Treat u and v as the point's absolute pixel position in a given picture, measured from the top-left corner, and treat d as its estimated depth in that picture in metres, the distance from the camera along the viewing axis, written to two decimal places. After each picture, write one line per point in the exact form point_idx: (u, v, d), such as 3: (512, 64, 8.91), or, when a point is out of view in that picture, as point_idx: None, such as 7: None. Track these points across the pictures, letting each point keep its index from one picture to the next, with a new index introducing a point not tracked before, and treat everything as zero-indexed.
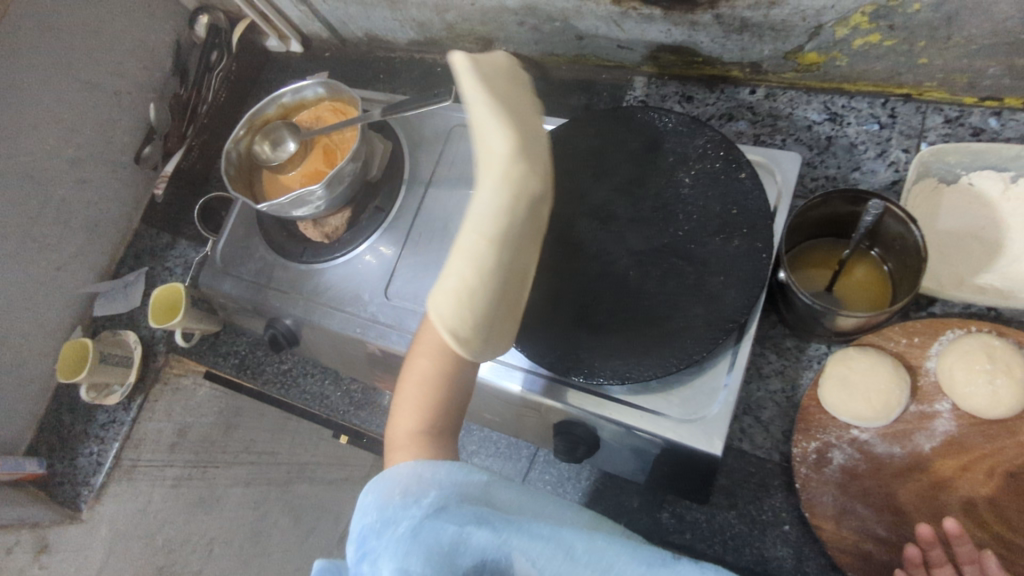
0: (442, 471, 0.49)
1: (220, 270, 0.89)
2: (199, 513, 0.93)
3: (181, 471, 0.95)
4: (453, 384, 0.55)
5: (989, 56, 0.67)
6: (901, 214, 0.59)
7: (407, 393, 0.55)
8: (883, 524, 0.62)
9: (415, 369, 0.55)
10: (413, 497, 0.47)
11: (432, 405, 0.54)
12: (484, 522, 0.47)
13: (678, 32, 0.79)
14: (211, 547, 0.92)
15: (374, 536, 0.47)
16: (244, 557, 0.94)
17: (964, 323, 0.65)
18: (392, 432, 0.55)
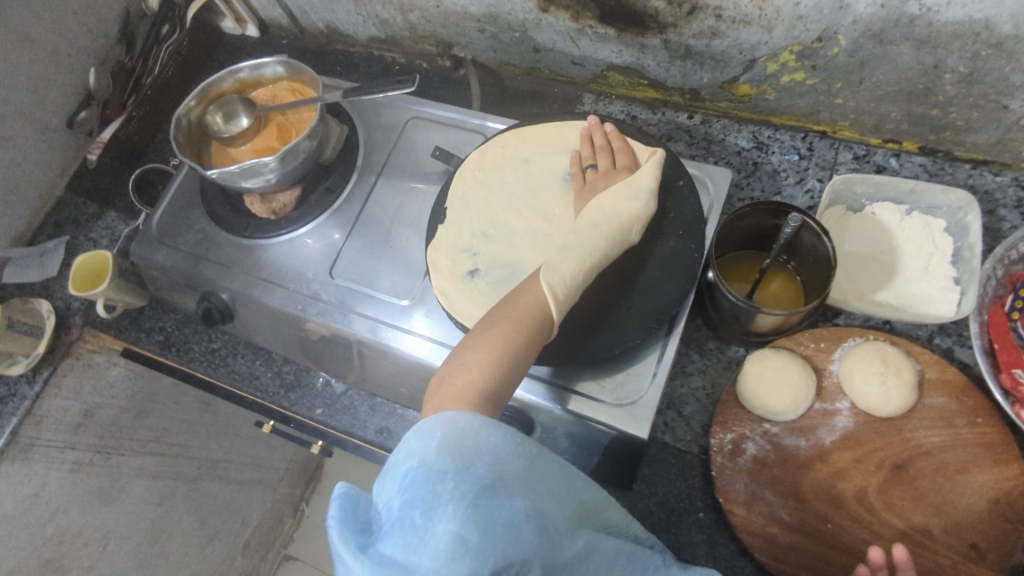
0: (497, 436, 0.49)
1: (155, 239, 0.86)
2: (100, 504, 0.88)
3: (82, 455, 0.87)
4: (520, 360, 0.57)
5: (892, 102, 0.77)
6: (816, 227, 0.66)
7: (482, 349, 0.56)
8: (787, 510, 0.67)
9: (496, 329, 0.57)
10: (471, 459, 0.48)
11: (502, 370, 0.55)
12: (528, 510, 0.49)
13: (628, 53, 0.85)
14: (105, 543, 0.87)
15: (428, 488, 0.46)
16: (140, 557, 0.89)
17: (863, 333, 0.72)
18: (452, 380, 0.55)
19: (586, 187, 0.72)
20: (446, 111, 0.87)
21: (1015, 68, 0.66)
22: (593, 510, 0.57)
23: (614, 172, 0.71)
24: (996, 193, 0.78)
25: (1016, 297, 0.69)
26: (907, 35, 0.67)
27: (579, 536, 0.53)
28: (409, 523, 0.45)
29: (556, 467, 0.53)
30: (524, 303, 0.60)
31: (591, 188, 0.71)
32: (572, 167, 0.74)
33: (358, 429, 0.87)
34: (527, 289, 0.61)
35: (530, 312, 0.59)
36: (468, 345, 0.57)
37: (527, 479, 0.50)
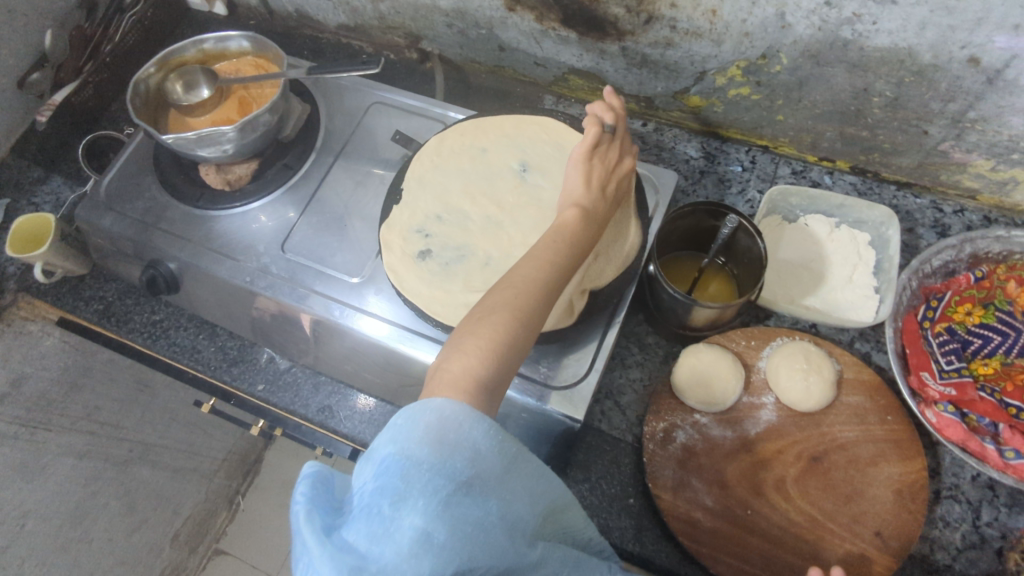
0: (481, 429, 0.44)
1: (102, 204, 0.85)
2: (19, 479, 0.85)
3: (7, 428, 0.84)
4: (518, 349, 0.52)
5: (827, 122, 0.82)
6: (750, 229, 0.70)
7: (480, 334, 0.51)
8: (711, 495, 0.70)
9: (490, 314, 0.52)
10: (453, 452, 0.43)
11: (502, 359, 0.51)
12: (500, 512, 0.44)
13: (589, 58, 0.89)
14: (24, 521, 0.86)
15: (401, 478, 0.41)
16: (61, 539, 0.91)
17: (790, 333, 0.77)
18: (447, 369, 0.49)
19: (598, 150, 0.65)
20: (408, 98, 0.89)
21: (935, 95, 0.72)
22: (554, 511, 0.52)
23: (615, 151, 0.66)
24: (916, 213, 0.85)
25: (928, 307, 0.76)
26: (841, 58, 0.72)
27: (537, 543, 0.49)
28: (376, 512, 0.41)
29: (533, 463, 0.48)
30: (523, 287, 0.55)
31: (602, 159, 0.65)
32: (591, 118, 0.64)
33: (300, 407, 0.86)
34: (525, 274, 0.56)
35: (525, 294, 0.54)
36: (463, 333, 0.52)
37: (505, 479, 0.45)
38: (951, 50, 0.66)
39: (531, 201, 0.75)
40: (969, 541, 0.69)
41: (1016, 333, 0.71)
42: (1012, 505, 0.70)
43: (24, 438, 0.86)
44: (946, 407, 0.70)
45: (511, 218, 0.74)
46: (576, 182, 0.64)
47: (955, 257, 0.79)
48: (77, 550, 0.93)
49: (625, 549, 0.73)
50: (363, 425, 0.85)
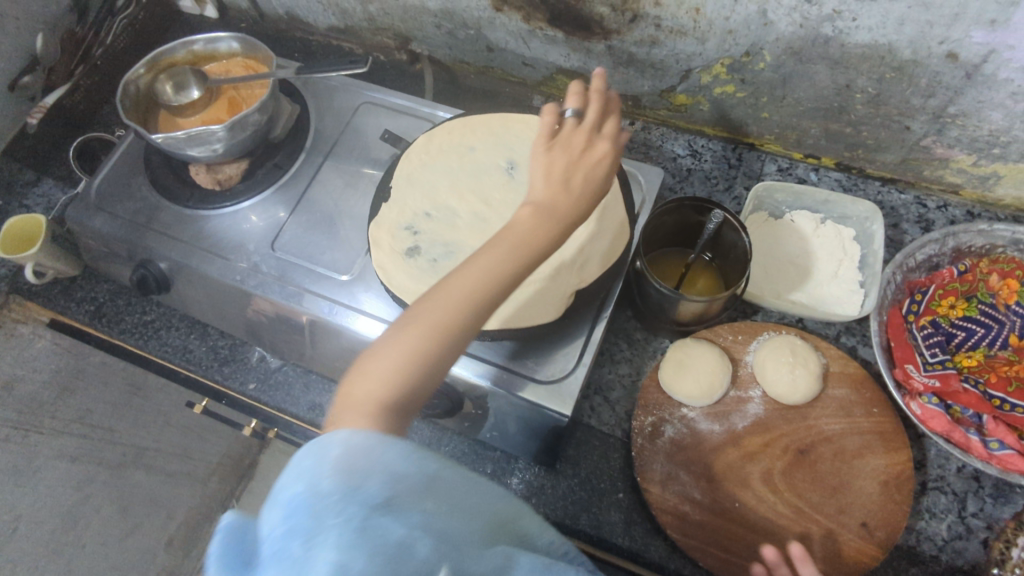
0: (392, 453, 0.42)
1: (93, 205, 0.85)
2: (10, 483, 0.81)
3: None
4: (435, 367, 0.49)
5: (812, 119, 0.83)
6: (735, 224, 0.71)
7: (389, 357, 0.48)
8: (699, 489, 0.70)
9: (404, 331, 0.49)
10: (361, 475, 0.40)
11: (412, 379, 0.48)
12: (429, 525, 0.40)
13: (576, 57, 0.89)
14: (15, 526, 0.79)
15: (312, 516, 0.38)
16: (53, 547, 0.81)
17: (777, 328, 0.78)
18: (353, 391, 0.48)
19: (558, 137, 0.54)
20: (396, 98, 0.90)
21: (915, 91, 0.73)
22: (507, 524, 0.48)
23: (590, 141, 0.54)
24: (900, 209, 0.86)
25: (912, 301, 0.77)
26: (823, 55, 0.73)
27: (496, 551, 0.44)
28: (287, 555, 0.36)
29: (461, 475, 0.45)
30: (445, 302, 0.49)
31: (564, 146, 0.53)
32: (548, 109, 0.54)
33: (290, 406, 0.87)
34: (452, 284, 0.50)
35: (446, 310, 0.49)
36: (374, 349, 0.49)
37: (430, 494, 0.42)
38: (930, 45, 0.67)
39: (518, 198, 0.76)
40: (955, 531, 0.69)
41: (999, 326, 0.71)
42: (997, 496, 0.71)
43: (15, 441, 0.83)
44: (930, 399, 0.71)
45: (498, 216, 0.75)
46: (537, 182, 0.52)
47: (938, 251, 0.79)
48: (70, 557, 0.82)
49: (614, 543, 0.73)
50: None
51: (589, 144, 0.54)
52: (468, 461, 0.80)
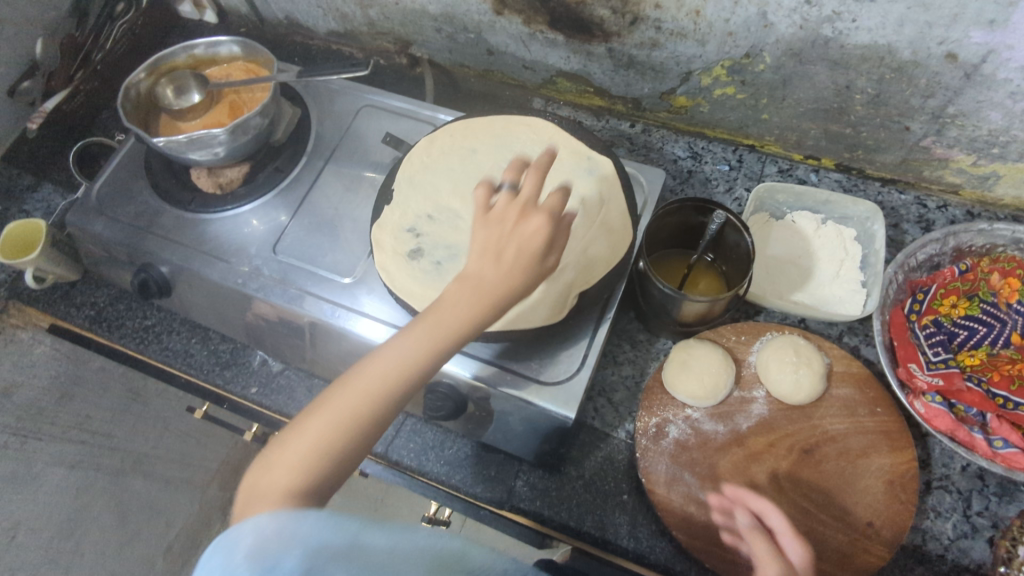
0: (305, 527, 0.46)
1: (94, 209, 0.85)
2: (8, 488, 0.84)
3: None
4: (348, 451, 0.52)
5: (812, 120, 0.84)
6: (737, 224, 0.71)
7: (300, 446, 0.51)
8: (704, 490, 0.70)
9: (315, 421, 0.52)
10: (276, 555, 0.44)
11: (324, 466, 0.51)
12: None
13: (576, 60, 0.90)
14: (13, 533, 0.83)
15: None
16: (52, 552, 0.86)
17: (780, 328, 0.78)
18: (265, 479, 0.51)
19: (492, 214, 0.54)
20: (397, 101, 0.90)
21: (915, 91, 0.73)
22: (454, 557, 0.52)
23: (524, 215, 0.53)
24: (901, 209, 0.87)
25: (914, 300, 0.77)
26: (822, 56, 0.73)
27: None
28: None
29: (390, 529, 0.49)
30: (357, 391, 0.53)
31: (496, 221, 0.53)
32: (483, 185, 0.55)
33: (293, 409, 0.87)
34: (366, 372, 0.53)
35: (357, 399, 0.52)
36: (286, 439, 0.53)
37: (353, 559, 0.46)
38: (929, 46, 0.67)
39: None
40: (961, 530, 0.69)
41: (1000, 324, 0.72)
42: (1001, 495, 0.71)
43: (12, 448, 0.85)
44: (934, 398, 0.71)
45: None
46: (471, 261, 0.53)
47: (940, 251, 0.79)
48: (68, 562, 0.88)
49: (619, 545, 0.73)
50: None
51: (523, 218, 0.53)
52: (473, 465, 0.80)
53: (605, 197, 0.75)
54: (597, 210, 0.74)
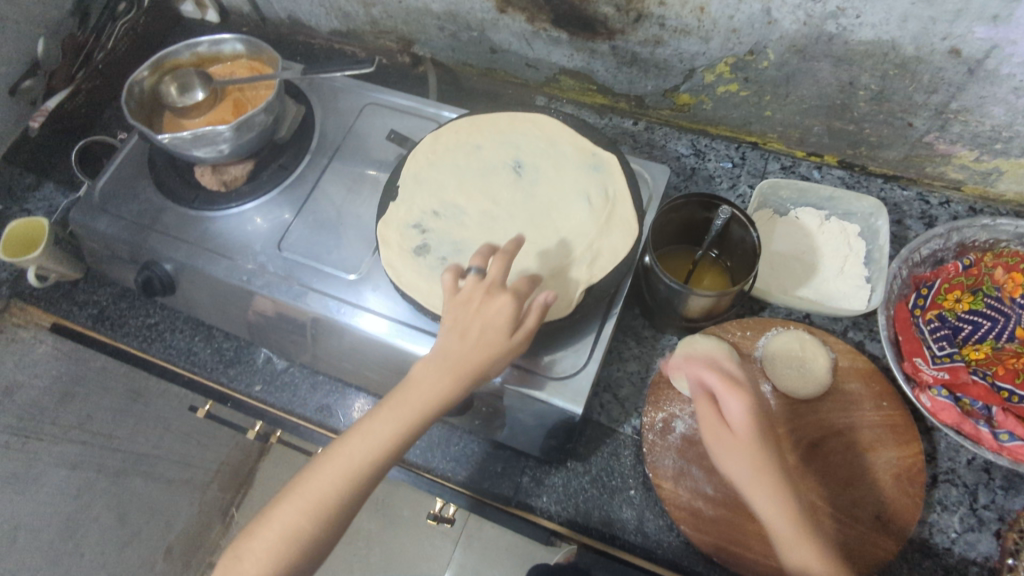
0: None
1: (97, 207, 0.84)
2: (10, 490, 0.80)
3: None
4: (319, 534, 0.56)
5: (815, 117, 0.84)
6: (743, 219, 0.71)
7: (275, 529, 0.55)
8: (712, 484, 0.70)
9: (291, 504, 0.56)
10: None
11: (297, 549, 0.55)
12: None
13: (579, 58, 0.90)
14: (14, 534, 0.79)
15: None
16: (54, 556, 0.82)
17: (785, 323, 0.78)
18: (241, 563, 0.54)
19: (460, 295, 0.62)
20: (401, 98, 0.90)
21: (918, 87, 0.74)
22: None
23: (490, 295, 0.61)
24: (904, 205, 0.87)
25: (919, 295, 0.78)
26: (827, 52, 0.74)
27: None
28: None
29: None
30: (331, 470, 0.57)
31: (463, 301, 0.62)
32: (451, 273, 0.64)
33: (298, 406, 0.87)
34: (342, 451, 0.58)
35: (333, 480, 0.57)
36: (262, 523, 0.56)
37: None
38: (933, 41, 0.67)
39: (526, 197, 0.76)
40: (967, 523, 0.69)
41: (1006, 318, 0.71)
42: (1007, 488, 0.71)
43: (14, 447, 0.82)
44: (940, 391, 0.71)
45: (507, 214, 0.75)
46: (444, 338, 0.61)
47: (944, 246, 0.80)
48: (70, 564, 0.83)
49: (627, 540, 0.73)
50: None
51: (488, 298, 0.61)
52: (479, 461, 0.80)
53: (611, 193, 0.75)
54: (603, 206, 0.74)
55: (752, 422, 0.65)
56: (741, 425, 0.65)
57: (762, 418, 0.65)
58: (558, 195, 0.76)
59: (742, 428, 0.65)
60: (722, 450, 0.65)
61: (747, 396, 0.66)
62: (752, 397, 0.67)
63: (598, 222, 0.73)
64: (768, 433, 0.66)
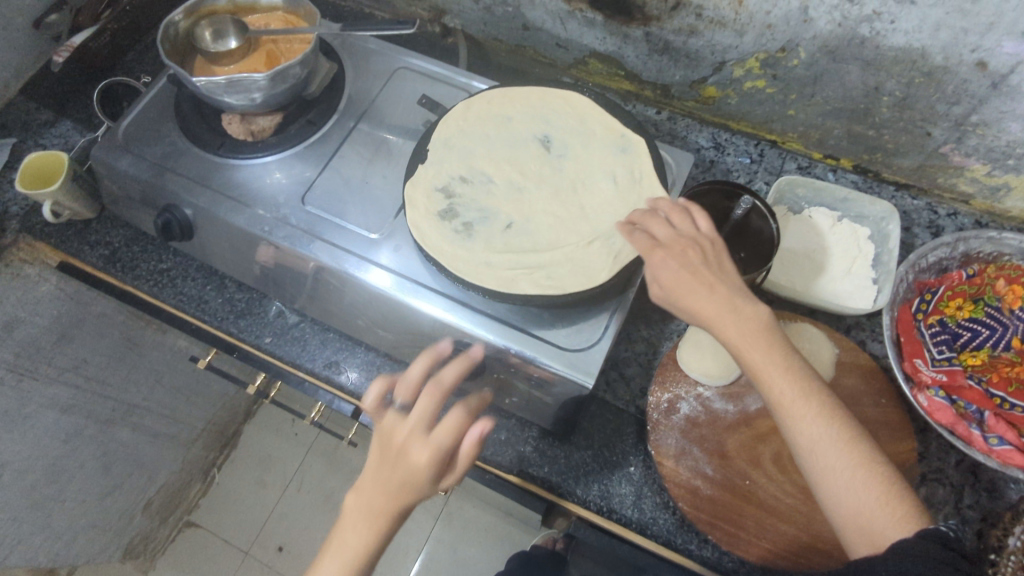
0: None
1: (119, 146, 0.84)
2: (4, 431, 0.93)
3: None
4: None
5: (836, 119, 0.87)
6: (764, 210, 0.74)
7: None
8: (712, 466, 0.72)
9: None
10: None
11: None
12: None
13: (611, 42, 0.91)
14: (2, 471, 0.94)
15: None
16: (35, 496, 1.01)
17: (793, 317, 0.80)
18: None
19: (386, 430, 0.60)
20: (434, 65, 0.90)
21: (941, 97, 0.76)
22: None
23: (413, 431, 0.59)
24: (913, 213, 0.90)
25: (922, 300, 0.80)
26: (857, 56, 0.76)
27: None
28: None
29: None
30: None
31: (388, 437, 0.60)
32: (373, 399, 0.62)
33: (306, 360, 0.87)
34: None
35: None
36: None
37: None
38: (962, 52, 0.69)
39: (553, 171, 0.77)
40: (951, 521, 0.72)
41: (1004, 328, 0.73)
42: (992, 490, 0.73)
43: (8, 384, 0.91)
44: (937, 392, 0.74)
45: (533, 186, 0.76)
46: (371, 482, 0.58)
47: (949, 255, 0.82)
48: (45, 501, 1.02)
49: (623, 514, 0.75)
50: (373, 383, 0.86)
51: (412, 435, 0.59)
52: None
53: (638, 173, 0.75)
54: (629, 186, 0.75)
55: (678, 279, 0.60)
56: (668, 282, 0.60)
57: (688, 266, 0.60)
58: (585, 171, 0.77)
59: (670, 286, 0.60)
60: (672, 304, 0.61)
61: (666, 253, 0.61)
62: (678, 246, 0.61)
63: (625, 201, 0.74)
64: (705, 275, 0.60)
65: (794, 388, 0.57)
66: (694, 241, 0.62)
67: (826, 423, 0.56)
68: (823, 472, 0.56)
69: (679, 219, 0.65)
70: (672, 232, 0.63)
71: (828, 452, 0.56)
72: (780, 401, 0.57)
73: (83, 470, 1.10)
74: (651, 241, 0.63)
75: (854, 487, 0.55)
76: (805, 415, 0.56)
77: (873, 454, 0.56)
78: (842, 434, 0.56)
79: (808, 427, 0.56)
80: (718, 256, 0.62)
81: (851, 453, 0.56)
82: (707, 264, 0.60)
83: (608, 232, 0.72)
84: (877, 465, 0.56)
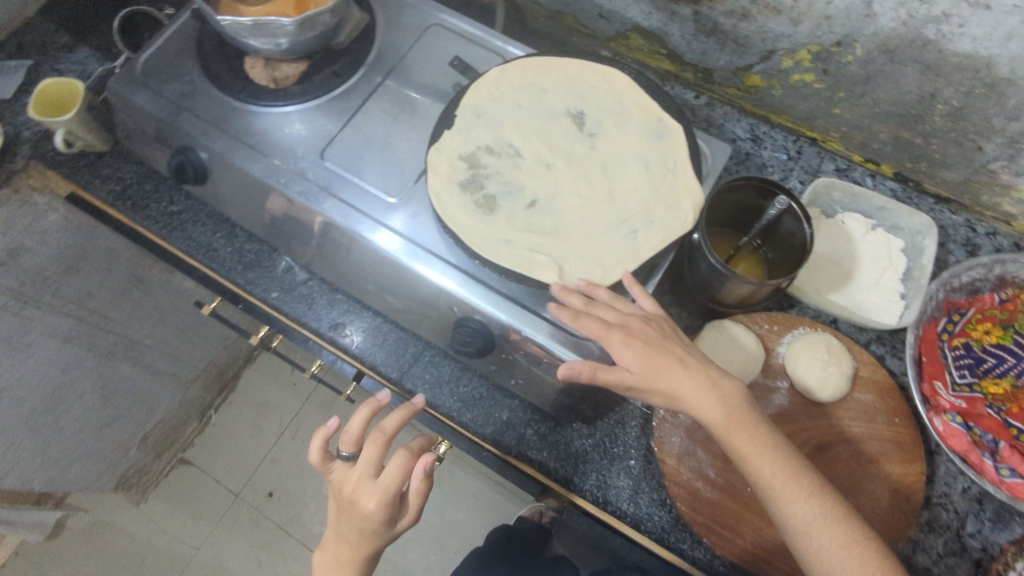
0: None
1: (137, 79, 0.80)
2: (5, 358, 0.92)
3: None
4: None
5: (884, 122, 0.83)
6: (799, 213, 0.70)
7: None
8: (714, 468, 0.71)
9: None
10: None
11: None
12: None
13: (657, 18, 0.87)
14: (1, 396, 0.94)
15: None
16: (32, 422, 1.01)
17: (813, 324, 0.78)
18: None
19: (341, 477, 0.67)
20: (468, 25, 0.86)
21: (1000, 111, 0.72)
22: None
23: (359, 480, 0.65)
24: (950, 229, 0.86)
25: (949, 320, 0.77)
26: (917, 58, 0.71)
27: None
28: None
29: None
30: None
31: (344, 483, 0.67)
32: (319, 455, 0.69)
33: (312, 320, 0.86)
34: None
35: None
36: None
37: None
38: None
39: (583, 150, 0.74)
40: (950, 548, 0.71)
41: None
42: (995, 521, 0.72)
43: (11, 311, 0.90)
44: (954, 418, 0.72)
45: (561, 164, 0.73)
46: (340, 519, 0.67)
47: (984, 276, 0.79)
48: (44, 422, 1.04)
49: (619, 507, 0.74)
50: (378, 348, 0.85)
51: (360, 485, 0.65)
52: (486, 407, 0.81)
53: (672, 160, 0.72)
54: (661, 174, 0.72)
55: (642, 358, 0.62)
56: (636, 365, 0.62)
57: (650, 343, 0.62)
58: (617, 152, 0.74)
59: (638, 366, 0.62)
60: (645, 386, 0.62)
61: (624, 334, 0.62)
62: (634, 325, 0.63)
63: (655, 187, 0.71)
64: (672, 354, 0.63)
65: (785, 471, 0.60)
66: (649, 323, 0.64)
67: (817, 501, 0.59)
68: (816, 552, 0.58)
69: (621, 303, 0.65)
70: (621, 313, 0.64)
71: (822, 533, 0.58)
72: (771, 482, 0.59)
73: (83, 399, 1.11)
74: (605, 323, 0.63)
75: (851, 566, 0.57)
76: (796, 494, 0.59)
77: (862, 531, 0.59)
78: (833, 513, 0.59)
79: (800, 509, 0.59)
80: (674, 335, 0.65)
81: (844, 532, 0.58)
82: (669, 345, 0.63)
83: (633, 219, 0.69)
84: (867, 543, 0.58)
